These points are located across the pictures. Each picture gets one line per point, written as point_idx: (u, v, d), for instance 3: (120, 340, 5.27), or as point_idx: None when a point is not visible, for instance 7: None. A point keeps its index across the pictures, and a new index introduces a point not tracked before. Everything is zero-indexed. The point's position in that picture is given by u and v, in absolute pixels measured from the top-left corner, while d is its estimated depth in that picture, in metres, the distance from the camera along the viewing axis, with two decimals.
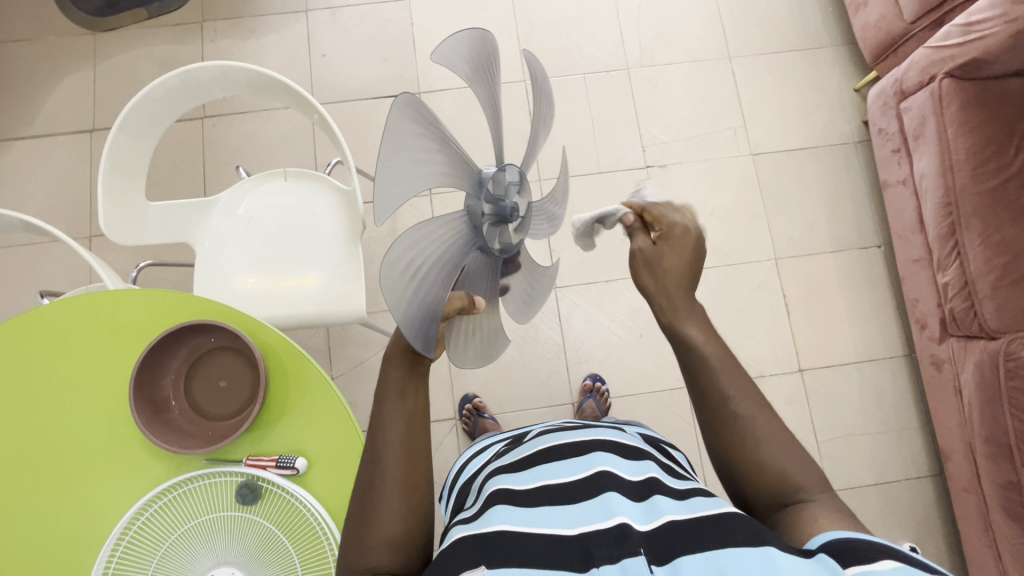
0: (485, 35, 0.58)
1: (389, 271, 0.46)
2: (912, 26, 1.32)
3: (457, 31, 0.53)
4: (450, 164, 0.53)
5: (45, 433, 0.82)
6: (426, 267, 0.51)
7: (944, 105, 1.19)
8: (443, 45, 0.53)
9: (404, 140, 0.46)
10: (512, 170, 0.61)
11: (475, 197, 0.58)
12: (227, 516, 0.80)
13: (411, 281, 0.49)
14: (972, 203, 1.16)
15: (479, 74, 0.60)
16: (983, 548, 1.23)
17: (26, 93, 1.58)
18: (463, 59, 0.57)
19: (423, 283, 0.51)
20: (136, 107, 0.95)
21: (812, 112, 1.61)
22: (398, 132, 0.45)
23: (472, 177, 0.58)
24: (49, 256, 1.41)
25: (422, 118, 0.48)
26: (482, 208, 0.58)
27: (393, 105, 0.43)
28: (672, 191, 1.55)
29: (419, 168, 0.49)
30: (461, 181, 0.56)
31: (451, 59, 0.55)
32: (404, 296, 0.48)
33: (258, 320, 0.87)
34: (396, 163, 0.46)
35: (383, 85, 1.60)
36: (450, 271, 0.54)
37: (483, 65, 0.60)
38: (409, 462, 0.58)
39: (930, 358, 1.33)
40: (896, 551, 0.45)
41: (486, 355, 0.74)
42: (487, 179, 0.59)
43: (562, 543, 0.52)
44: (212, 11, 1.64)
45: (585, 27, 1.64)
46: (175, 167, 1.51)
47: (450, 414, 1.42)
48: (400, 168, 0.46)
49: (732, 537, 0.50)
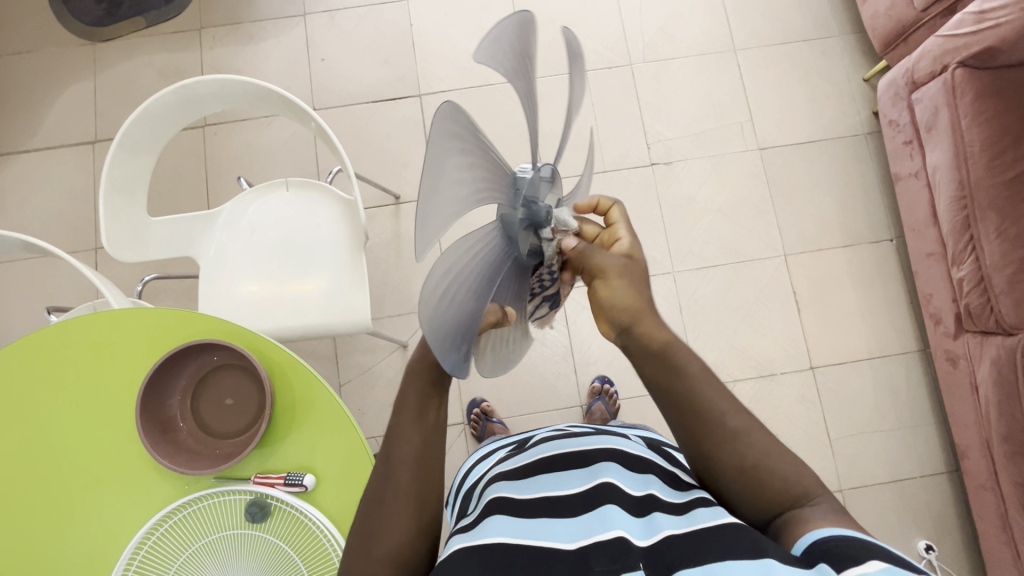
0: (527, 20, 0.47)
1: (428, 306, 0.41)
2: (923, 13, 1.29)
3: (503, 19, 0.44)
4: (488, 173, 0.46)
5: (54, 455, 0.82)
6: (463, 290, 0.46)
7: (958, 95, 1.16)
8: (487, 41, 0.43)
9: (446, 158, 0.40)
10: (546, 169, 0.53)
11: (510, 203, 0.50)
12: (237, 535, 0.80)
13: (450, 308, 0.44)
14: (988, 196, 1.13)
15: (523, 67, 0.49)
16: (1001, 547, 1.21)
17: (28, 106, 1.58)
18: (509, 55, 0.47)
19: (462, 307, 0.46)
20: (135, 123, 0.95)
21: (820, 104, 1.58)
22: (439, 152, 0.38)
23: (507, 181, 0.49)
24: (56, 269, 1.42)
25: (463, 128, 0.41)
26: (518, 216, 0.52)
27: (432, 123, 0.37)
28: (678, 189, 1.53)
29: (460, 187, 0.42)
30: (498, 188, 0.48)
31: (495, 51, 0.45)
32: (443, 327, 0.43)
33: (262, 336, 0.86)
34: (437, 188, 0.39)
35: (383, 87, 1.59)
36: (487, 289, 0.49)
37: (523, 48, 0.49)
38: (418, 480, 0.58)
39: (945, 354, 1.31)
40: (882, 551, 0.45)
41: (507, 363, 0.68)
42: (523, 180, 0.51)
43: (561, 557, 0.52)
44: (210, 17, 1.63)
45: (587, 22, 1.61)
46: (178, 177, 1.50)
47: (459, 419, 1.42)
48: (442, 194, 0.40)
49: (731, 547, 0.49)
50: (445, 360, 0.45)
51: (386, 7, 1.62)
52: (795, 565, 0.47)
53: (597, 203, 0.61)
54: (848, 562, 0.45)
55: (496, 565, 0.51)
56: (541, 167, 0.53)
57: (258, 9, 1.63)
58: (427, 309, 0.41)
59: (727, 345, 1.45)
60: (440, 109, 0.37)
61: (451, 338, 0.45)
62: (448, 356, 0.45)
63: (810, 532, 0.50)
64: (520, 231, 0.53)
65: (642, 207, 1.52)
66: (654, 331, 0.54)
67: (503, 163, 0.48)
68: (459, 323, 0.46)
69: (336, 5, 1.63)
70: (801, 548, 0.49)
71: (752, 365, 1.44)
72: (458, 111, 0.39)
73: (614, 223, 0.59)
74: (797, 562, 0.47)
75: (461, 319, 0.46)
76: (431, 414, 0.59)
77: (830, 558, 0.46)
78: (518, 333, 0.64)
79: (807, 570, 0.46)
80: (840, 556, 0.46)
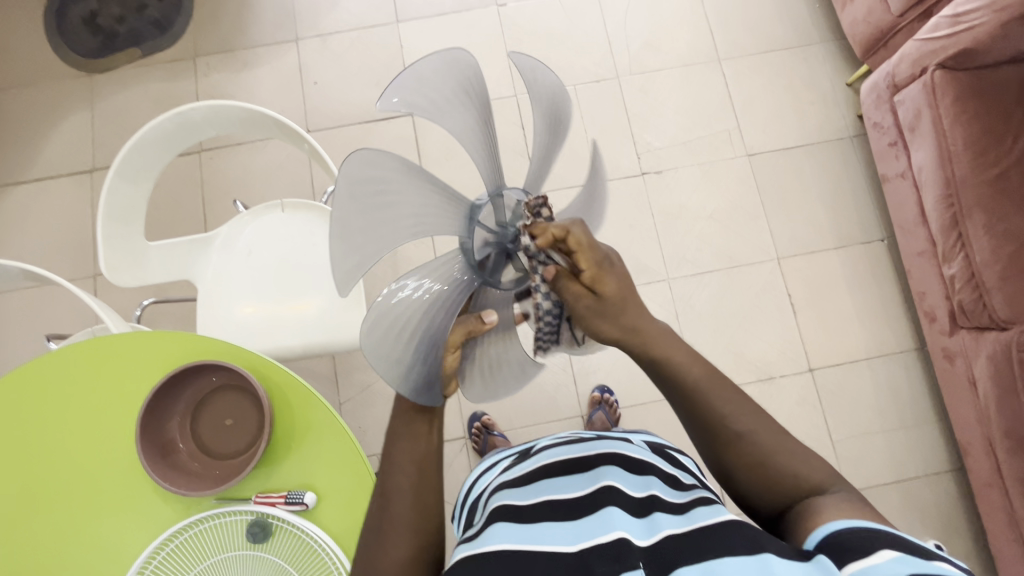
0: (460, 57, 0.50)
1: (369, 342, 0.51)
2: (900, 18, 1.32)
3: (440, 52, 0.48)
4: (434, 203, 0.52)
5: (55, 481, 0.82)
6: (423, 311, 0.54)
7: (938, 97, 1.18)
8: (426, 64, 0.47)
9: (443, 91, 0.50)
10: (515, 193, 0.58)
11: (467, 232, 0.55)
12: (237, 556, 0.80)
13: (400, 344, 0.53)
14: (974, 193, 1.15)
15: (467, 103, 0.53)
16: (1009, 545, 1.20)
17: (25, 138, 1.60)
18: (448, 87, 0.51)
19: (412, 330, 0.53)
20: (131, 151, 0.96)
21: (806, 109, 1.61)
22: (434, 77, 0.49)
23: (464, 213, 0.55)
24: (56, 298, 1.43)
25: (473, 76, 0.53)
26: (478, 242, 0.57)
27: (387, 103, 0.46)
28: (670, 197, 1.55)
29: (396, 215, 0.49)
30: (450, 220, 0.54)
31: (432, 86, 0.49)
32: (389, 353, 0.52)
33: (262, 357, 0.87)
34: (416, 93, 0.48)
35: (375, 108, 1.61)
36: (450, 305, 0.57)
37: (469, 83, 0.52)
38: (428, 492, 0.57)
39: (942, 351, 1.32)
40: (897, 541, 0.45)
41: (512, 381, 0.71)
42: (483, 209, 0.56)
43: (563, 559, 0.51)
44: (204, 45, 1.66)
45: (574, 39, 1.65)
46: (174, 203, 1.52)
47: (460, 433, 1.42)
48: (388, 194, 0.48)
49: (729, 544, 0.49)
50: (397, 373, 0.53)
51: (377, 29, 1.66)
52: (798, 560, 0.46)
53: (551, 231, 0.52)
54: (856, 554, 0.45)
55: (496, 569, 0.50)
56: (510, 195, 0.58)
57: (251, 36, 1.67)
58: (374, 324, 0.51)
59: (725, 350, 1.46)
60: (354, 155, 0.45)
61: (407, 363, 0.53)
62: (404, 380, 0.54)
63: (824, 523, 0.50)
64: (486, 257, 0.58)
65: (635, 216, 1.53)
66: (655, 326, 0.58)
67: (461, 196, 0.55)
68: (420, 353, 0.54)
69: (327, 30, 1.66)
70: (812, 542, 0.49)
71: (751, 369, 1.44)
72: (479, 66, 0.52)
73: (578, 248, 0.53)
74: (796, 555, 0.47)
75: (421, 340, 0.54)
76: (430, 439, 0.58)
77: (839, 551, 0.46)
78: (515, 348, 0.68)
79: (805, 562, 0.46)
80: (849, 547, 0.45)
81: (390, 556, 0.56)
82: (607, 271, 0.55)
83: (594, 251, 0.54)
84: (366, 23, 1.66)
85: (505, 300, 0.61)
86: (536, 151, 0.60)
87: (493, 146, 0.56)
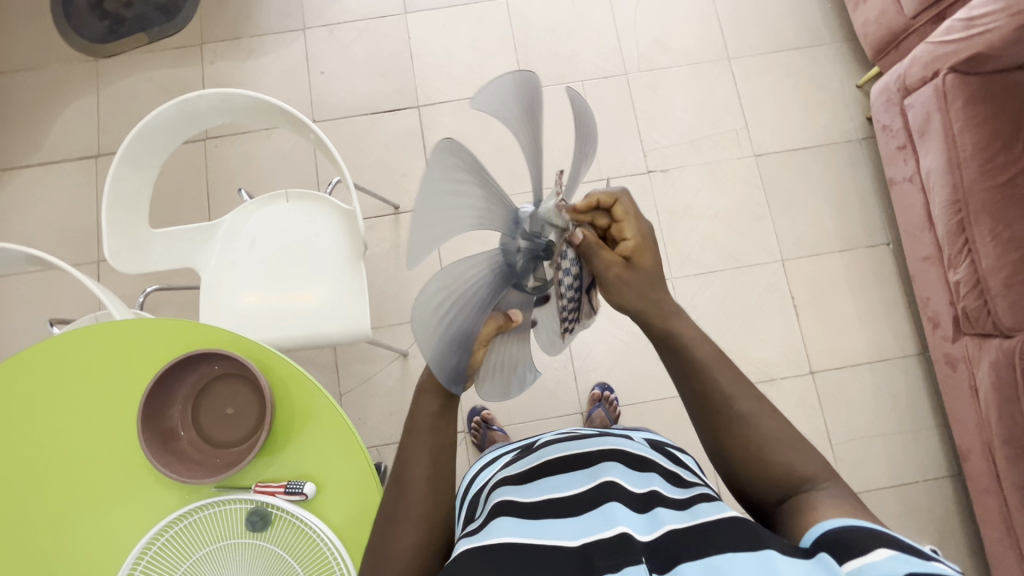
0: (530, 76, 0.50)
1: (420, 316, 0.46)
2: (913, 21, 1.31)
3: (518, 72, 0.49)
4: (488, 201, 0.50)
5: (57, 465, 0.82)
6: (466, 302, 0.51)
7: (949, 101, 1.17)
8: (509, 77, 0.48)
9: (512, 103, 0.50)
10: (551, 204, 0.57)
11: (510, 235, 0.55)
12: (236, 543, 0.80)
13: (442, 322, 0.49)
14: (982, 199, 1.15)
15: (525, 117, 0.53)
16: (1005, 551, 1.20)
17: (30, 121, 1.60)
18: (515, 100, 0.50)
19: (453, 309, 0.50)
20: (137, 137, 0.96)
21: (814, 110, 1.60)
22: (512, 91, 0.49)
23: (509, 216, 0.54)
24: (59, 283, 1.44)
25: (534, 95, 0.52)
26: (517, 247, 0.55)
27: (476, 101, 0.47)
28: (674, 195, 1.54)
29: (461, 208, 0.47)
30: (500, 220, 0.53)
31: (503, 99, 0.49)
32: (433, 326, 0.48)
33: (265, 347, 0.87)
34: (491, 97, 0.48)
35: (381, 99, 1.61)
36: (488, 300, 0.54)
37: (532, 102, 0.53)
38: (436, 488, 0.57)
39: (944, 356, 1.31)
40: (893, 540, 0.45)
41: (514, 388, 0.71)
42: (524, 218, 0.55)
43: (562, 553, 0.51)
44: (211, 33, 1.66)
45: (582, 34, 1.63)
46: (178, 190, 1.52)
47: (460, 427, 1.42)
48: (464, 189, 0.47)
49: (731, 542, 0.49)
50: (432, 353, 0.49)
51: (384, 20, 1.65)
52: (799, 557, 0.46)
53: (597, 195, 0.54)
54: (854, 553, 0.44)
55: (496, 563, 0.50)
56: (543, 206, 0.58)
57: (258, 24, 1.66)
58: (426, 301, 0.47)
59: (727, 349, 1.45)
60: (446, 140, 0.43)
61: (445, 344, 0.50)
62: (441, 370, 0.51)
63: (818, 521, 0.49)
64: (523, 263, 0.57)
65: (640, 214, 1.53)
66: (666, 315, 0.56)
67: (507, 202, 0.53)
68: (456, 337, 0.51)
69: (335, 19, 1.65)
70: (808, 540, 0.48)
71: (752, 370, 1.44)
72: (541, 87, 0.52)
73: (621, 215, 0.55)
74: (797, 553, 0.47)
75: (459, 335, 0.51)
76: (434, 435, 0.58)
77: (837, 548, 0.46)
78: (526, 353, 0.69)
79: (806, 560, 0.46)
80: (846, 546, 0.45)
81: (395, 547, 0.56)
82: (647, 246, 0.56)
83: (637, 223, 0.55)
84: (374, 14, 1.65)
85: (525, 304, 0.62)
86: (576, 163, 0.59)
87: (539, 155, 0.55)
